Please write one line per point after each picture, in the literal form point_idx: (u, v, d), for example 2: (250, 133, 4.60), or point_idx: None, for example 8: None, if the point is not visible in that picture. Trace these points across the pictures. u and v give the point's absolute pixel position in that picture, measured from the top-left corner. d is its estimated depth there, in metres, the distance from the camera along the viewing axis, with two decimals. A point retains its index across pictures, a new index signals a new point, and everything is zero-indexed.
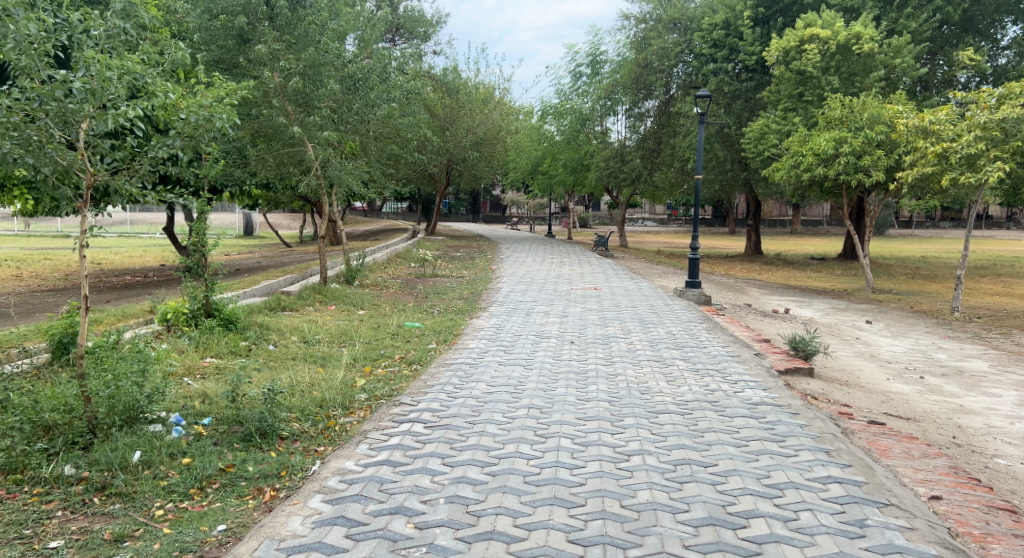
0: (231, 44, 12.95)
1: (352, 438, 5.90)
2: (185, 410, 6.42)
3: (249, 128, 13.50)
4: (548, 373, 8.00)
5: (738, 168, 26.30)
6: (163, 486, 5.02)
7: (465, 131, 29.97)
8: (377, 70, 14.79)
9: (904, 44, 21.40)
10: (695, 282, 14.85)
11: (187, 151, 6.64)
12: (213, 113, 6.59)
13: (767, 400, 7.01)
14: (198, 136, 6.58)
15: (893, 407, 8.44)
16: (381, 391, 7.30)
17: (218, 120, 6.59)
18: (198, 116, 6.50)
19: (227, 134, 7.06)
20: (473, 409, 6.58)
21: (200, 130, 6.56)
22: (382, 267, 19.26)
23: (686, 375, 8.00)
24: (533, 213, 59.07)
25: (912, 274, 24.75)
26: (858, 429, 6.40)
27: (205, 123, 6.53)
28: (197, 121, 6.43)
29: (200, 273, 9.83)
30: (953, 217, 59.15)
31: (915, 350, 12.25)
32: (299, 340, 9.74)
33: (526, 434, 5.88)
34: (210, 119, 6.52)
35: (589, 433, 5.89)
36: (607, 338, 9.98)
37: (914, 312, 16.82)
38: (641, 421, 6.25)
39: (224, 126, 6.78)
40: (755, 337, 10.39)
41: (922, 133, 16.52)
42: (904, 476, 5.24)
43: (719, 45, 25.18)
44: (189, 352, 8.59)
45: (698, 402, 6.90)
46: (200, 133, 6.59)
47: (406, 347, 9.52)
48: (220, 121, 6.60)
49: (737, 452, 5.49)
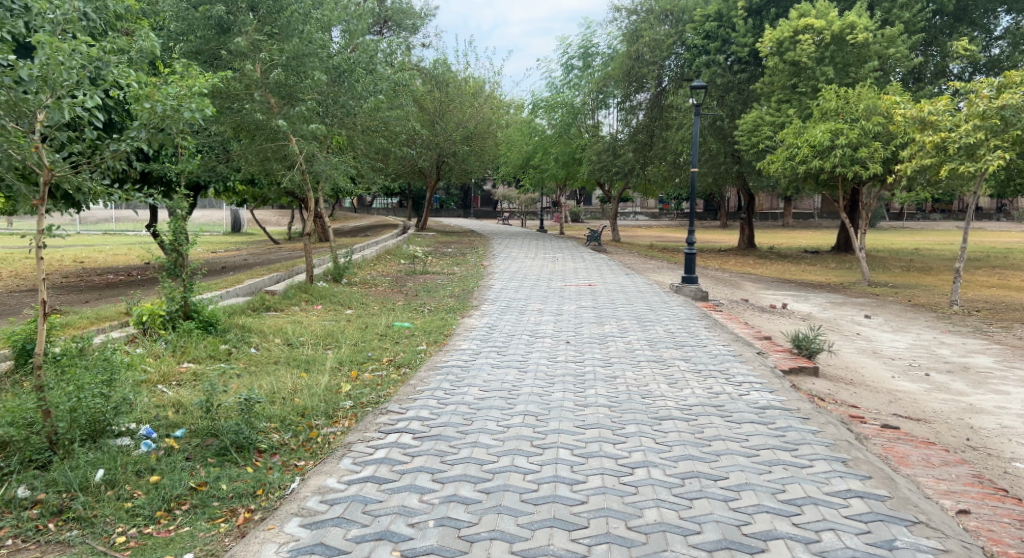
0: (211, 35, 12.53)
1: (334, 451, 5.50)
2: (157, 422, 6.04)
3: (230, 122, 13.06)
4: (543, 376, 7.61)
5: (731, 162, 25.67)
6: (126, 509, 4.64)
7: (455, 125, 29.57)
8: (364, 62, 14.34)
9: (898, 34, 21.12)
10: (691, 277, 14.48)
11: (154, 144, 6.29)
12: (182, 104, 6.24)
13: (775, 403, 6.64)
14: (165, 128, 6.22)
15: (902, 407, 8.06)
16: (367, 397, 6.90)
17: (187, 111, 6.22)
18: (165, 106, 6.14)
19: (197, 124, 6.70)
20: (465, 417, 6.19)
21: (169, 122, 6.20)
22: (371, 264, 18.87)
23: (688, 376, 7.62)
24: (524, 208, 58.65)
25: (907, 267, 24.44)
26: (872, 434, 6.01)
27: (174, 115, 6.16)
28: (163, 111, 6.07)
29: (178, 273, 9.44)
30: (943, 209, 59.09)
31: (917, 345, 11.89)
32: (282, 342, 9.34)
33: (522, 444, 5.49)
34: (178, 110, 6.15)
35: (590, 443, 5.50)
36: (604, 338, 9.61)
37: (913, 307, 16.48)
38: (644, 429, 5.86)
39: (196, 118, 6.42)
40: (756, 335, 10.04)
41: (919, 125, 16.09)
42: (927, 487, 4.85)
43: (712, 37, 24.90)
44: (165, 357, 8.19)
45: (702, 406, 6.53)
46: (168, 125, 6.22)
47: (393, 349, 9.12)
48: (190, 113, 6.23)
49: (748, 463, 5.10)
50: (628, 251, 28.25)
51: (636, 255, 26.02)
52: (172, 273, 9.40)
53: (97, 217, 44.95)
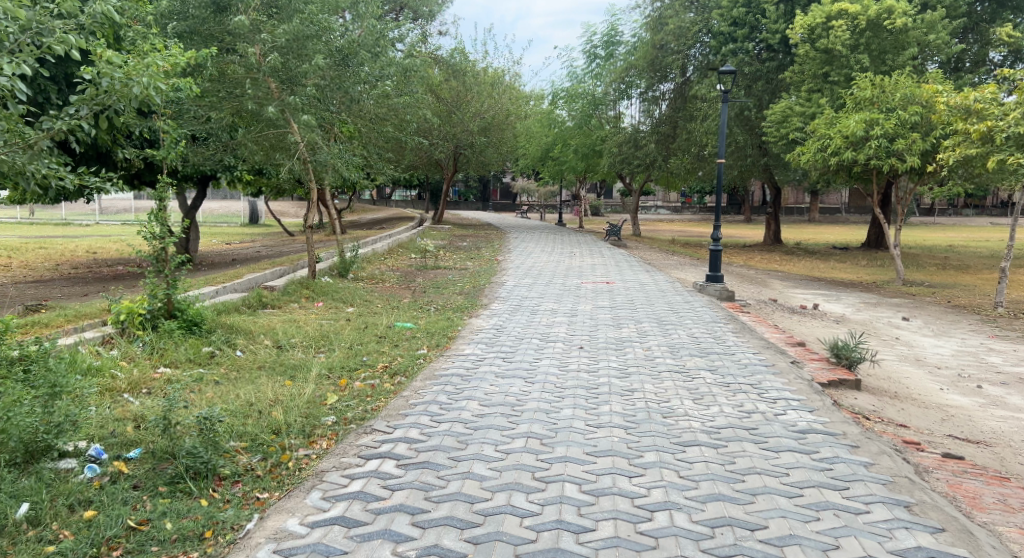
0: (207, 15, 11.79)
1: (304, 481, 4.75)
2: (110, 441, 5.30)
3: (229, 108, 12.43)
4: (551, 388, 6.80)
5: (758, 154, 24.68)
6: (46, 555, 3.91)
7: (473, 116, 28.70)
8: (373, 43, 13.48)
9: (938, 19, 20.10)
10: (716, 276, 13.58)
11: (102, 123, 5.66)
12: (134, 78, 5.60)
13: (816, 426, 5.77)
14: (114, 105, 5.59)
15: (957, 426, 7.16)
16: (353, 413, 6.13)
17: (139, 87, 5.58)
18: (114, 79, 5.51)
19: (152, 98, 6.06)
20: (459, 439, 5.39)
21: (117, 99, 5.56)
22: (380, 258, 18.14)
23: (715, 391, 6.77)
24: (543, 202, 57.73)
25: (942, 266, 23.33)
26: (934, 466, 5.12)
27: (122, 90, 5.51)
28: (109, 85, 5.45)
29: (160, 268, 8.64)
30: (976, 205, 57.31)
31: (963, 352, 10.92)
32: (271, 344, 8.59)
33: (522, 477, 4.70)
34: (129, 84, 5.51)
35: (601, 476, 4.70)
36: (621, 343, 8.78)
37: (954, 308, 15.48)
38: (666, 457, 5.04)
39: (149, 97, 5.82)
40: (789, 341, 9.15)
41: (964, 114, 15.09)
42: (1015, 543, 3.99)
43: (739, 24, 23.80)
44: (139, 361, 7.47)
45: (733, 430, 5.68)
46: (117, 103, 5.59)
47: (391, 353, 8.36)
48: (143, 90, 5.60)
49: (790, 506, 4.28)
50: (649, 246, 27.34)
51: (657, 250, 25.10)
52: (154, 268, 8.59)
53: (115, 208, 44.66)
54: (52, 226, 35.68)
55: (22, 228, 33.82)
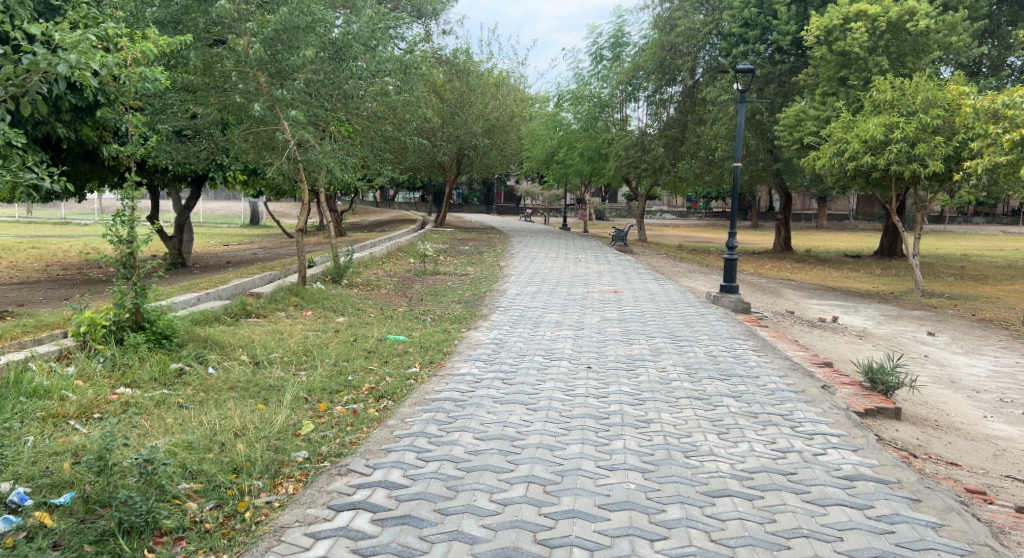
0: (192, 4, 11.04)
1: (261, 543, 4.05)
2: (39, 482, 4.52)
3: (216, 104, 11.56)
4: (555, 418, 5.97)
5: (770, 159, 23.87)
6: None
7: (476, 117, 27.85)
8: (367, 36, 12.58)
9: (960, 20, 19.27)
10: (731, 286, 12.77)
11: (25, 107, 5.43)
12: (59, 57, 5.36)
13: (864, 471, 4.95)
14: (33, 85, 5.35)
15: (1013, 464, 6.35)
16: (328, 446, 5.34)
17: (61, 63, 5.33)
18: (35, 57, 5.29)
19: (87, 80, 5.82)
20: (448, 484, 4.62)
21: (37, 79, 5.34)
22: (378, 263, 17.36)
23: (743, 422, 5.97)
24: (547, 206, 56.85)
25: (960, 276, 22.44)
26: (1011, 523, 4.37)
27: (45, 66, 5.29)
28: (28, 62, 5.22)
29: (129, 275, 7.81)
30: (987, 213, 56.40)
31: (1000, 373, 10.07)
32: (247, 361, 7.79)
33: (521, 540, 4.01)
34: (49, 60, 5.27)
35: (617, 540, 4.01)
36: (632, 362, 7.96)
37: (981, 323, 14.66)
38: (692, 512, 4.30)
39: (80, 77, 5.59)
40: (817, 361, 8.34)
41: (991, 118, 14.19)
42: None
43: (750, 25, 22.91)
44: (96, 381, 6.68)
45: (768, 472, 4.92)
46: (37, 85, 5.37)
47: (379, 371, 7.56)
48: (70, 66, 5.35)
49: None
50: (657, 252, 26.53)
51: (666, 257, 24.27)
52: (121, 275, 7.75)
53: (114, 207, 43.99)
54: (49, 225, 35.15)
55: (17, 227, 33.27)
